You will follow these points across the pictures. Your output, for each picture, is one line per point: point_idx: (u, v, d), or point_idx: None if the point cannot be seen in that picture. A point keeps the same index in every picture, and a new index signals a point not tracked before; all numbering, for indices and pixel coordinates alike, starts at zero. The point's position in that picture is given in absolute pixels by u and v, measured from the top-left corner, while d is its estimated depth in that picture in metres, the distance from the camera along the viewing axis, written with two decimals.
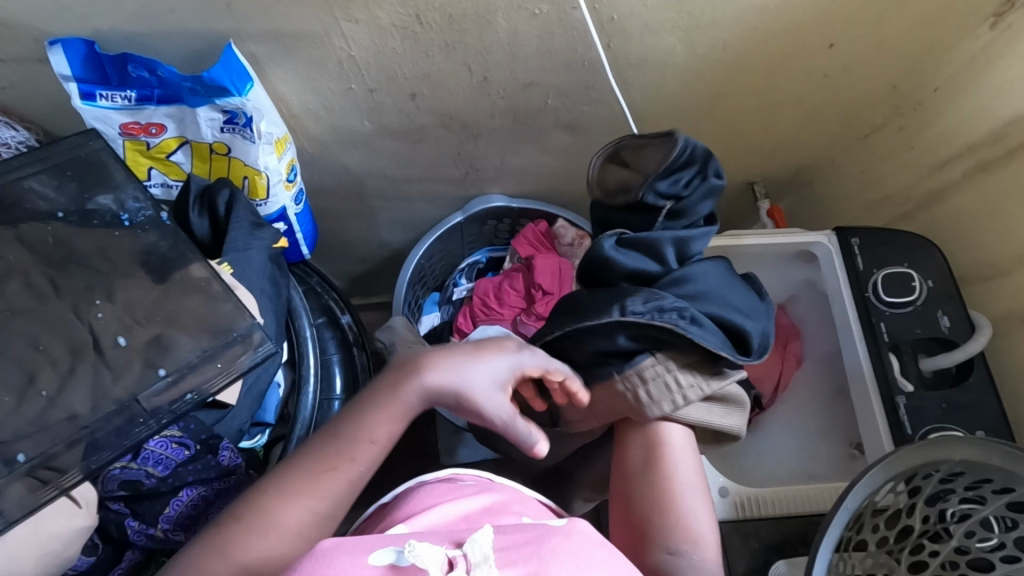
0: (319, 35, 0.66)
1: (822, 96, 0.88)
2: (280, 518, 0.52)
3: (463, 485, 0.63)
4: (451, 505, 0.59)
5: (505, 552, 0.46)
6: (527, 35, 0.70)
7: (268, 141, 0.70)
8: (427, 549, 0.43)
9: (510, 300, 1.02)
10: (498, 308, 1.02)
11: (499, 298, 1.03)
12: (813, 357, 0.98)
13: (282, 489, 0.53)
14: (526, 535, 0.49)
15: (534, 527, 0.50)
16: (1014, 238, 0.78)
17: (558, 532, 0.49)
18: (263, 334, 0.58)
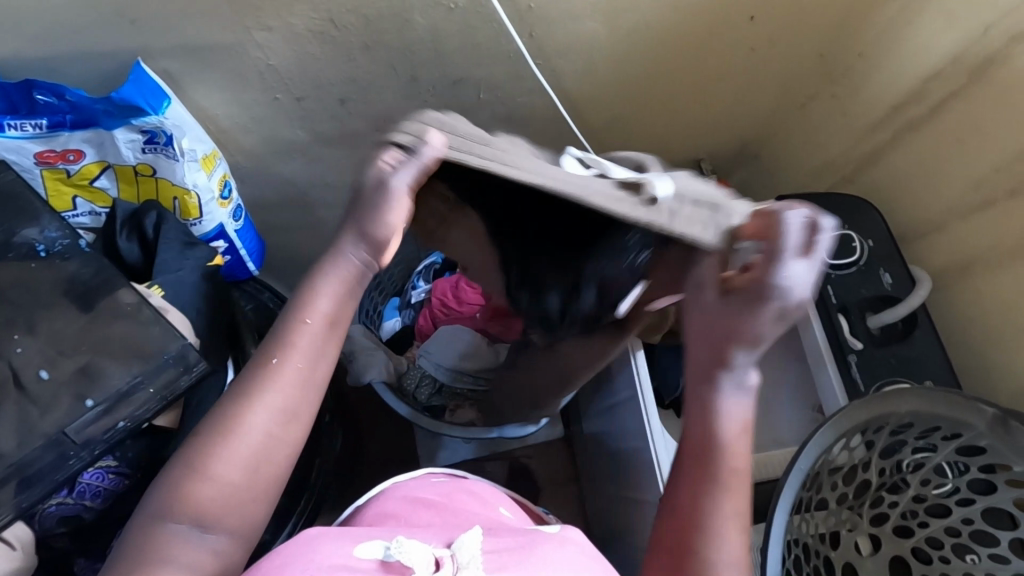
0: (233, 46, 0.65)
1: (753, 70, 0.88)
2: (242, 429, 0.45)
3: (438, 484, 0.75)
4: (427, 501, 0.70)
5: (492, 556, 0.51)
6: (447, 30, 0.69)
7: (193, 158, 0.69)
8: (415, 549, 0.48)
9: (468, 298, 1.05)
10: (458, 307, 1.05)
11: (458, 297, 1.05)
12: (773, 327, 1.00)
13: (238, 396, 0.46)
14: (516, 540, 0.55)
15: (529, 533, 0.58)
16: (944, 192, 0.81)
17: (551, 539, 0.57)
18: (198, 353, 0.57)
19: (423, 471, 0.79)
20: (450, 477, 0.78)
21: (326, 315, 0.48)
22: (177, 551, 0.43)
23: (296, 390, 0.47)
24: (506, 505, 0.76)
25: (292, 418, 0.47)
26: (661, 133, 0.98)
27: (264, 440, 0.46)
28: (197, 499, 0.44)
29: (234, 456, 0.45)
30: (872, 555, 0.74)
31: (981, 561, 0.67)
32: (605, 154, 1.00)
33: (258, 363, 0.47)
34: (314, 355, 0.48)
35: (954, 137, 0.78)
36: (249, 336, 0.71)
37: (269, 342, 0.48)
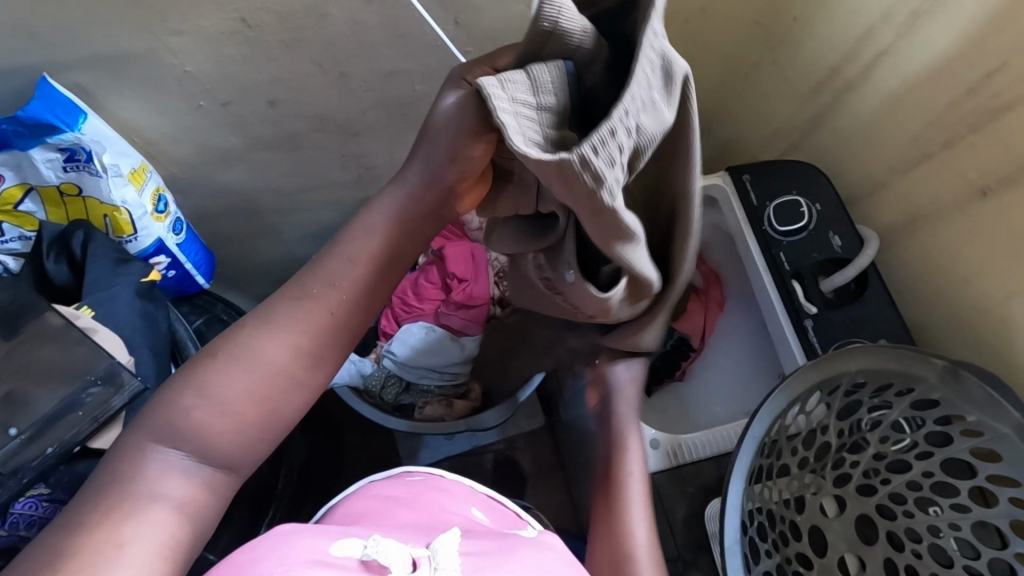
0: (146, 55, 0.63)
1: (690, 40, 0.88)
2: (253, 355, 0.50)
3: (411, 481, 0.74)
4: (405, 500, 0.69)
5: (471, 557, 0.50)
6: (368, 22, 0.67)
7: (118, 173, 0.67)
8: (394, 552, 0.46)
9: (429, 294, 1.04)
10: (419, 304, 1.04)
11: (418, 294, 1.05)
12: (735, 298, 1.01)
13: (257, 323, 0.52)
14: (492, 544, 0.55)
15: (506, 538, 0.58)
16: (885, 150, 0.81)
17: (530, 546, 0.57)
18: (130, 371, 0.55)
19: (401, 470, 0.78)
20: (424, 472, 0.77)
21: (362, 253, 0.55)
22: (169, 469, 0.47)
23: (312, 329, 0.52)
24: (482, 506, 0.74)
25: (299, 353, 0.51)
26: None
27: (269, 365, 0.50)
28: (193, 413, 0.48)
29: (240, 377, 0.49)
30: (837, 516, 0.74)
31: (943, 512, 0.67)
32: None
33: (287, 299, 0.53)
34: (336, 294, 0.53)
35: (889, 95, 0.78)
36: (192, 350, 0.68)
37: (300, 279, 0.54)
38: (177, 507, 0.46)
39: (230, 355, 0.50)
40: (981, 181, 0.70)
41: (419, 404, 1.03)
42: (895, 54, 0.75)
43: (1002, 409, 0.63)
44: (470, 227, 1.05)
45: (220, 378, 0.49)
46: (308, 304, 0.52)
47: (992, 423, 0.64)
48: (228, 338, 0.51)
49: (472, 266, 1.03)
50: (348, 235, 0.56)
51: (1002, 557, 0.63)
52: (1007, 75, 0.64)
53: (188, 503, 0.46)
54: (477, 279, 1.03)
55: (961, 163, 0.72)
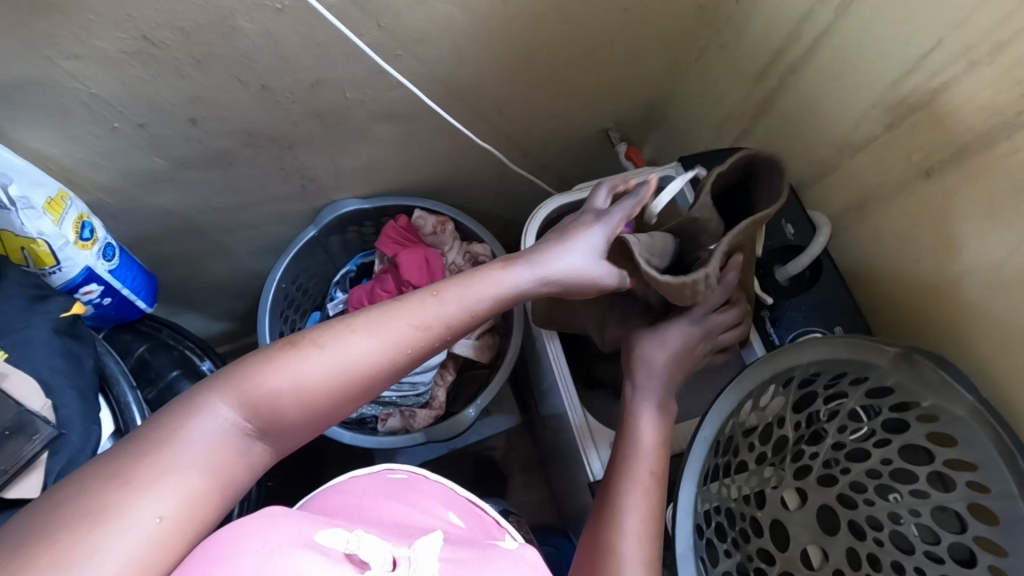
0: (43, 81, 0.59)
1: (631, 32, 0.86)
2: (346, 349, 0.53)
3: (393, 479, 0.68)
4: (374, 503, 0.62)
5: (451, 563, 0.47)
6: (283, 33, 0.64)
7: (29, 205, 0.64)
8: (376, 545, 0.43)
9: (383, 302, 1.00)
10: None
11: (374, 304, 1.02)
12: None
13: (363, 326, 0.55)
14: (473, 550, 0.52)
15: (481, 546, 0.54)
16: (830, 133, 0.80)
17: (504, 556, 0.52)
18: (44, 416, 0.56)
19: (384, 465, 0.72)
20: (408, 471, 0.70)
21: (474, 300, 0.61)
22: (215, 428, 0.47)
23: (409, 349, 0.56)
24: (459, 510, 0.67)
25: (385, 365, 0.55)
26: (556, 106, 0.96)
27: (361, 362, 0.53)
28: (273, 384, 0.50)
29: (333, 365, 0.52)
30: (799, 509, 0.72)
31: (903, 498, 0.67)
32: (502, 132, 0.97)
33: (395, 309, 0.57)
34: (436, 321, 0.59)
35: (831, 76, 0.76)
36: (123, 386, 0.65)
37: (416, 300, 0.59)
38: (219, 473, 0.46)
39: (330, 340, 0.53)
40: (925, 161, 0.68)
41: (381, 417, 1.01)
42: (835, 35, 0.73)
43: (954, 391, 0.63)
44: (424, 231, 1.02)
45: (304, 364, 0.51)
46: (414, 324, 0.57)
47: (947, 406, 0.64)
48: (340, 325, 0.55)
49: (427, 271, 1.01)
50: (473, 276, 0.63)
51: (961, 541, 0.63)
52: (938, 54, 0.62)
53: (221, 472, 0.46)
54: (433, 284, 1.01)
55: (905, 144, 0.70)
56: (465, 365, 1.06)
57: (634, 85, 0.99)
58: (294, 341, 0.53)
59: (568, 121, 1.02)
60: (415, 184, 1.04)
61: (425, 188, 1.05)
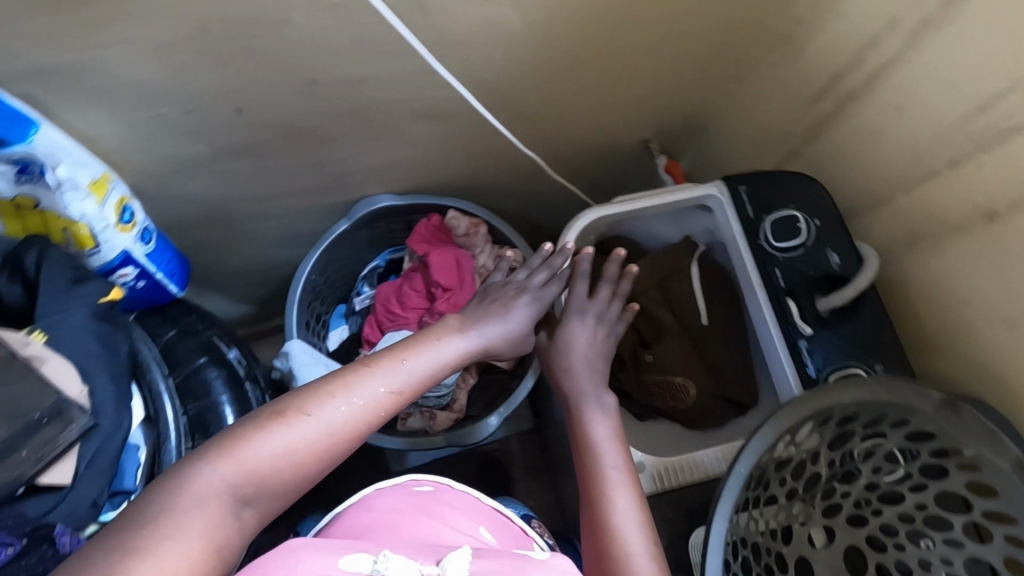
0: (94, 65, 0.58)
1: (684, 45, 0.84)
2: (327, 412, 0.54)
3: (419, 492, 0.68)
4: (402, 518, 0.62)
5: None
6: (335, 29, 0.63)
7: (74, 187, 0.64)
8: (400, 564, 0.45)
9: (412, 302, 1.01)
10: (402, 312, 1.01)
11: (402, 302, 1.01)
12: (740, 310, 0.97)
13: (339, 389, 0.56)
14: (503, 562, 0.51)
15: (511, 557, 0.53)
16: (886, 165, 0.77)
17: (539, 565, 0.53)
18: (81, 405, 0.56)
19: (408, 476, 0.71)
20: (435, 484, 0.70)
21: (435, 364, 0.65)
22: (208, 497, 0.47)
23: (384, 412, 0.58)
24: (491, 525, 0.67)
25: (364, 428, 0.56)
26: (597, 115, 0.94)
27: (342, 425, 0.55)
28: (258, 450, 0.50)
29: (315, 429, 0.53)
30: (825, 548, 0.69)
31: (935, 547, 0.64)
32: (539, 139, 0.95)
33: (364, 371, 0.59)
34: (408, 384, 0.61)
35: (893, 106, 0.73)
36: (157, 374, 0.65)
37: (384, 361, 0.62)
38: (213, 539, 0.46)
39: (310, 404, 0.54)
40: (989, 204, 0.66)
41: (401, 417, 1.00)
42: (904, 64, 0.70)
43: (1000, 440, 0.60)
44: (456, 232, 1.02)
45: (291, 431, 0.52)
46: (387, 388, 0.59)
47: (991, 457, 0.60)
48: (320, 386, 0.56)
49: (456, 273, 1.01)
50: (428, 343, 0.67)
51: None
52: (1018, 96, 0.60)
53: (218, 543, 0.46)
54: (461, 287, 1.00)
55: (967, 184, 0.68)
56: (487, 368, 1.05)
57: (679, 98, 0.96)
58: (278, 407, 0.54)
59: (608, 130, 1.00)
60: (447, 185, 1.02)
61: (460, 188, 1.04)
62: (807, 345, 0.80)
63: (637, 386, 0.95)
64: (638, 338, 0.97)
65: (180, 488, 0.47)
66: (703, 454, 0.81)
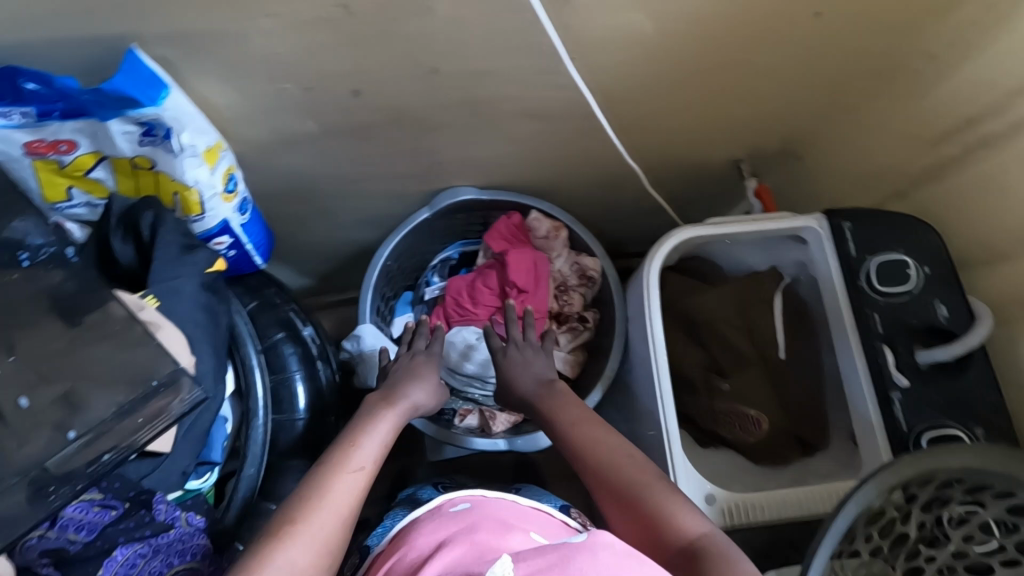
0: (236, 33, 0.58)
1: (809, 69, 0.80)
2: (315, 520, 0.55)
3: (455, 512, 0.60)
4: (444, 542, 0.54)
5: None
6: (473, 20, 0.61)
7: (193, 153, 0.63)
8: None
9: (484, 299, 1.00)
10: (472, 308, 1.00)
11: (474, 297, 1.01)
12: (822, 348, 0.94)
13: (313, 496, 0.57)
14: (548, 557, 0.47)
15: (555, 546, 0.48)
16: (1015, 219, 0.73)
17: (582, 548, 0.49)
18: (191, 377, 0.52)
19: (443, 497, 0.64)
20: (471, 500, 0.63)
21: (383, 435, 0.66)
22: None
23: (360, 482, 0.60)
24: (540, 526, 0.62)
25: (348, 514, 0.57)
26: (700, 131, 0.91)
27: (331, 529, 0.55)
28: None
29: (307, 545, 0.53)
30: None
31: None
32: (635, 148, 0.92)
33: (326, 469, 0.60)
34: (370, 456, 0.63)
35: None
36: (250, 348, 0.66)
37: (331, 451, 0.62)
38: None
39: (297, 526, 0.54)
40: None
41: (460, 413, 0.99)
42: None
43: None
44: (536, 233, 1.00)
45: (276, 551, 0.52)
46: (354, 472, 0.60)
47: None
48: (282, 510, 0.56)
49: (531, 276, 0.99)
50: (370, 420, 0.66)
51: None
52: None
53: None
54: (535, 290, 0.99)
55: None
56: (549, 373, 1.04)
57: (786, 122, 0.92)
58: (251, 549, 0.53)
59: (705, 148, 0.96)
60: (530, 183, 1.00)
61: (543, 189, 1.02)
62: (899, 396, 0.77)
63: (707, 413, 0.92)
64: (714, 363, 0.93)
65: None
66: (778, 494, 0.78)
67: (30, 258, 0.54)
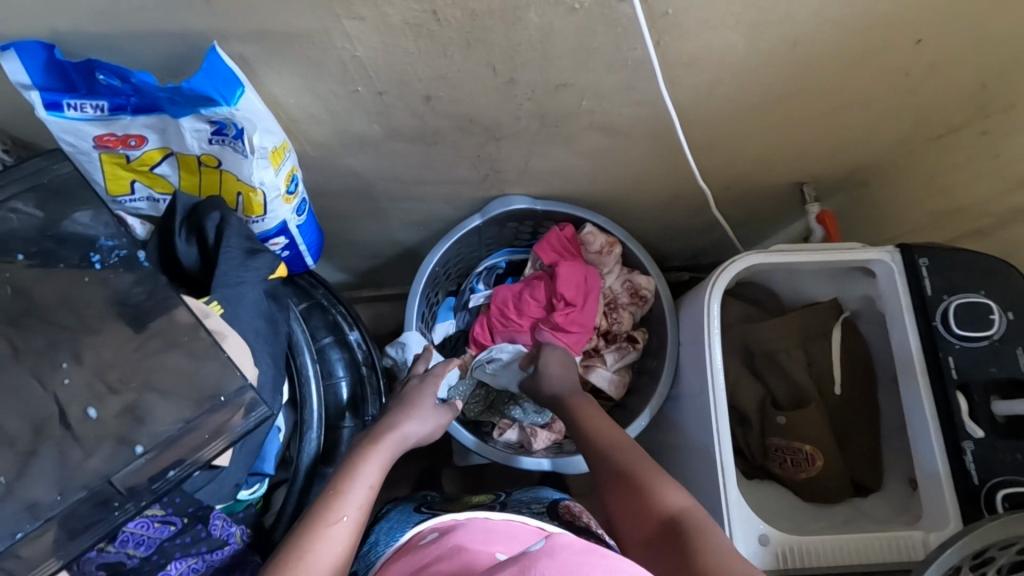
0: (318, 34, 0.55)
1: (897, 96, 0.76)
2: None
3: (426, 544, 0.53)
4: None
5: None
6: (563, 31, 0.58)
7: (262, 154, 0.61)
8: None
9: (530, 311, 0.97)
10: (518, 319, 0.98)
11: (519, 308, 0.98)
12: (881, 385, 0.90)
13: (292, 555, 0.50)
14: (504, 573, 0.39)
15: (511, 559, 0.41)
16: None
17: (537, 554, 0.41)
18: (257, 394, 0.50)
19: (412, 534, 0.57)
20: (441, 528, 0.55)
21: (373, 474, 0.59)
22: None
23: (344, 518, 0.54)
24: (508, 545, 0.52)
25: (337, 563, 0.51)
26: (770, 153, 0.87)
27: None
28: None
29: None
30: None
31: None
32: (700, 167, 0.89)
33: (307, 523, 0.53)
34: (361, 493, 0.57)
35: None
36: (307, 358, 0.65)
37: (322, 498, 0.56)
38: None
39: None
40: None
41: (500, 426, 0.97)
42: None
43: None
44: (589, 247, 0.97)
45: None
46: (334, 523, 0.53)
47: None
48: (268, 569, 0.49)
49: (581, 291, 0.96)
50: (358, 459, 0.60)
51: None
52: None
53: None
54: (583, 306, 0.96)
55: None
56: (592, 391, 1.02)
57: (861, 148, 0.88)
58: None
59: (770, 170, 0.93)
60: (585, 195, 0.97)
61: (598, 203, 1.00)
62: (972, 448, 0.73)
63: (758, 447, 0.90)
64: (769, 394, 0.91)
65: None
66: (836, 540, 0.75)
67: (101, 261, 0.52)
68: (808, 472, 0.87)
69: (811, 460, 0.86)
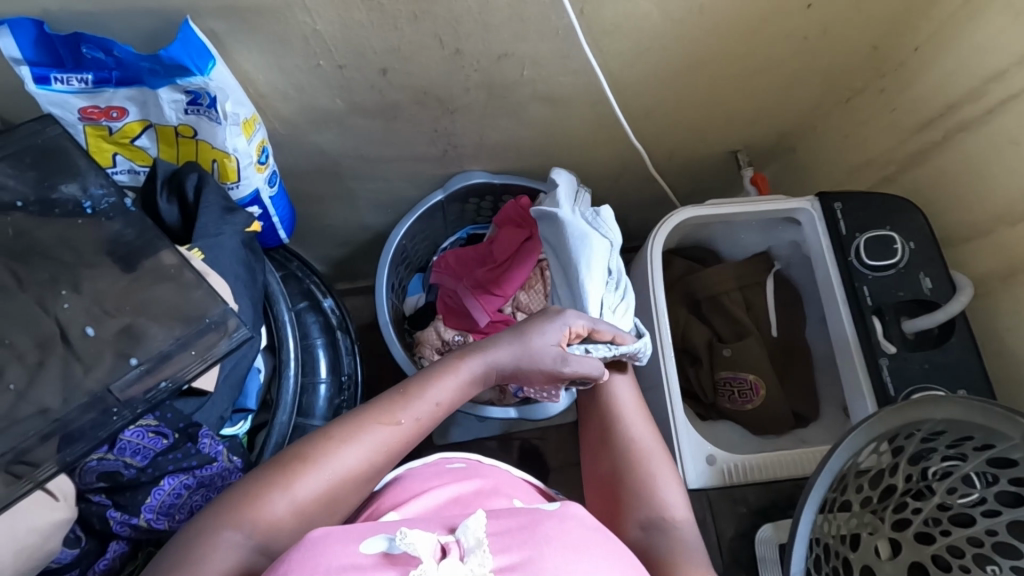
0: (280, 9, 0.63)
1: (804, 59, 0.85)
2: (335, 462, 0.57)
3: (453, 469, 0.65)
4: (434, 492, 0.59)
5: (499, 537, 0.44)
6: (497, 3, 0.67)
7: (235, 122, 0.68)
8: (420, 536, 0.42)
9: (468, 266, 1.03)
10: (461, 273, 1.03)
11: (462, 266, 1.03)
12: (814, 325, 0.99)
13: (342, 433, 0.59)
14: (518, 518, 0.47)
15: (525, 510, 0.49)
16: (994, 196, 0.79)
17: (547, 516, 0.47)
18: (238, 319, 0.60)
19: (438, 456, 0.69)
20: (467, 461, 0.68)
21: (444, 395, 0.65)
22: (230, 543, 0.50)
23: (404, 435, 0.61)
24: (524, 496, 0.64)
25: (378, 465, 0.59)
26: (701, 124, 0.97)
27: (344, 476, 0.57)
28: (274, 508, 0.53)
29: (316, 485, 0.56)
30: (890, 560, 0.70)
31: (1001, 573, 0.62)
32: (639, 137, 0.98)
33: (367, 414, 0.61)
34: (416, 419, 0.63)
35: (1013, 142, 0.75)
36: (283, 305, 0.72)
37: (388, 404, 0.62)
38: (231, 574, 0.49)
39: (314, 464, 0.56)
40: None
41: None
42: None
43: None
44: None
45: (299, 482, 0.55)
46: (390, 425, 0.61)
47: None
48: (318, 439, 0.58)
49: (511, 253, 0.99)
50: (435, 376, 0.66)
51: None
52: None
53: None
54: (507, 267, 0.98)
55: None
56: None
57: (783, 115, 0.98)
58: (265, 472, 0.56)
59: (703, 139, 1.01)
60: (541, 169, 1.04)
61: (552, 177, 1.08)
62: (889, 363, 0.82)
63: (709, 384, 0.98)
64: (715, 334, 1.00)
65: (207, 549, 0.50)
66: (778, 455, 0.83)
67: (93, 206, 0.62)
68: (753, 404, 0.95)
69: (755, 389, 0.94)
